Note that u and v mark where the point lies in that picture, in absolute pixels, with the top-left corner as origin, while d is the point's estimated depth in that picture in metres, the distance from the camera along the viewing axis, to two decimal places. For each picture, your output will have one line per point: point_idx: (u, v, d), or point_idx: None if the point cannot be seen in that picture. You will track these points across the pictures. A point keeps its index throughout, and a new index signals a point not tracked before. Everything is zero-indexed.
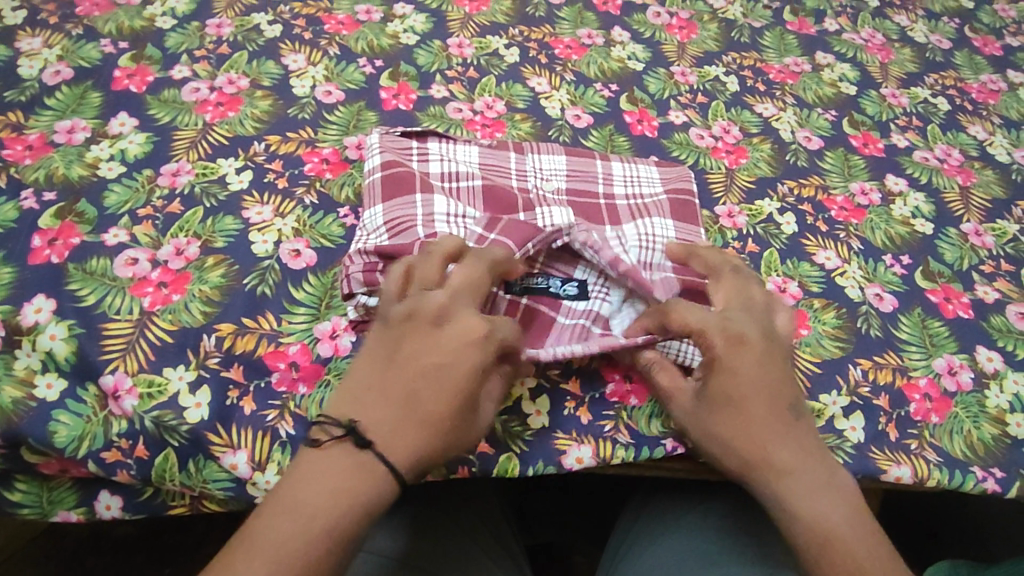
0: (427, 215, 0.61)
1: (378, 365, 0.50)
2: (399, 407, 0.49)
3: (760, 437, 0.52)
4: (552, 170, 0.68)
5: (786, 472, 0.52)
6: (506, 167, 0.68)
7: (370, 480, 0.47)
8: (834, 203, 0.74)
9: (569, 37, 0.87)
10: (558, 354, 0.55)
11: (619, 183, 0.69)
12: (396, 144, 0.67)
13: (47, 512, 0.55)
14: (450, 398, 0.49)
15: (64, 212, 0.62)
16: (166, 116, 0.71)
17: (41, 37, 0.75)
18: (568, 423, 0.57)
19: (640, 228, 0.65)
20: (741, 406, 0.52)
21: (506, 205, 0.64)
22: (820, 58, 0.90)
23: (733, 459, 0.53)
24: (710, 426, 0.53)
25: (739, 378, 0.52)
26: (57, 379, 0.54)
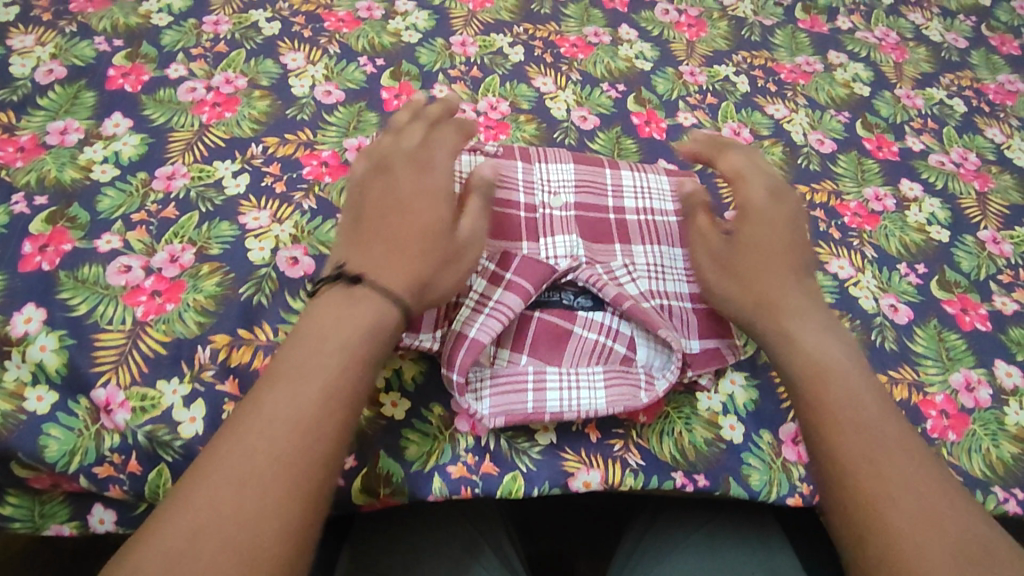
0: None
1: (364, 217, 0.53)
2: (379, 227, 0.52)
3: (764, 264, 0.56)
4: (559, 181, 0.66)
5: (799, 316, 0.54)
6: (512, 179, 0.65)
7: (369, 309, 0.47)
8: (847, 209, 0.73)
9: (575, 35, 0.85)
10: (579, 412, 0.54)
11: (629, 195, 0.67)
12: None
13: (39, 526, 0.54)
14: (429, 243, 0.51)
15: (55, 217, 0.60)
16: (161, 116, 0.69)
17: (34, 35, 0.74)
18: (576, 441, 0.55)
19: (648, 258, 0.63)
20: (753, 250, 0.57)
21: (510, 229, 0.62)
22: (832, 57, 0.88)
23: (745, 291, 0.55)
24: (730, 274, 0.56)
25: (767, 247, 0.57)
26: (47, 392, 0.53)
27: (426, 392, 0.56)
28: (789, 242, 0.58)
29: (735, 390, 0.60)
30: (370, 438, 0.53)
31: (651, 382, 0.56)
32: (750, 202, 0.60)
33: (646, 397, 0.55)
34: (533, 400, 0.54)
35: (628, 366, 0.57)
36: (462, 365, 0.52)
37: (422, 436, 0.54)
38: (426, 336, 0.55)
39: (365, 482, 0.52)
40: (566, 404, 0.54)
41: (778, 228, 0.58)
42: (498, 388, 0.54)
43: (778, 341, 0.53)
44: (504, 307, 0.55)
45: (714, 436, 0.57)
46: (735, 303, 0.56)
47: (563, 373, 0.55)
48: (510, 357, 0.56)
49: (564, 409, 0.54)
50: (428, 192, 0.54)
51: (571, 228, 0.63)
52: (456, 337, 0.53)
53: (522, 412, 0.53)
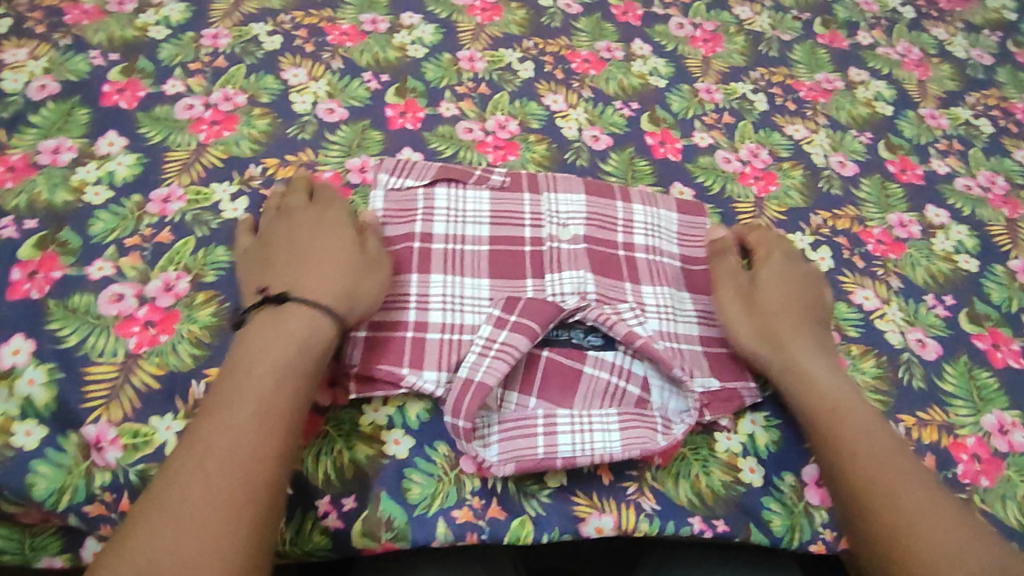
0: (420, 298, 0.57)
1: (268, 267, 0.54)
2: (284, 266, 0.53)
3: (793, 318, 0.57)
4: (569, 213, 0.63)
5: (813, 358, 0.55)
6: (518, 213, 0.63)
7: (296, 324, 0.49)
8: (870, 236, 0.70)
9: (587, 50, 0.82)
10: (593, 457, 0.51)
11: (639, 231, 0.64)
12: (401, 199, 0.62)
13: (29, 559, 0.51)
14: (335, 257, 0.53)
15: (46, 241, 0.58)
16: (157, 134, 0.66)
17: (27, 48, 0.71)
18: (588, 483, 0.52)
19: (659, 301, 0.60)
20: (789, 301, 0.58)
21: (515, 267, 0.60)
22: (853, 75, 0.85)
23: (763, 335, 0.56)
24: (751, 313, 0.57)
25: (788, 295, 0.58)
26: (36, 426, 0.50)
27: (430, 430, 0.53)
28: (818, 297, 0.60)
29: (756, 430, 0.56)
30: (369, 479, 0.51)
31: (669, 426, 0.54)
32: (761, 248, 0.61)
33: (664, 441, 0.53)
34: (543, 445, 0.51)
35: (643, 410, 0.55)
36: (468, 411, 0.50)
37: (425, 477, 0.51)
38: (429, 377, 0.53)
39: (364, 525, 0.49)
40: (579, 449, 0.51)
41: (804, 276, 0.60)
42: (507, 433, 0.52)
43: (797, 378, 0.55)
44: (511, 349, 0.52)
45: (732, 478, 0.54)
46: (750, 340, 0.56)
47: (575, 416, 0.53)
48: (519, 399, 0.53)
49: (576, 454, 0.51)
50: (318, 217, 0.56)
51: (580, 263, 0.60)
52: (462, 384, 0.51)
53: (532, 459, 0.50)
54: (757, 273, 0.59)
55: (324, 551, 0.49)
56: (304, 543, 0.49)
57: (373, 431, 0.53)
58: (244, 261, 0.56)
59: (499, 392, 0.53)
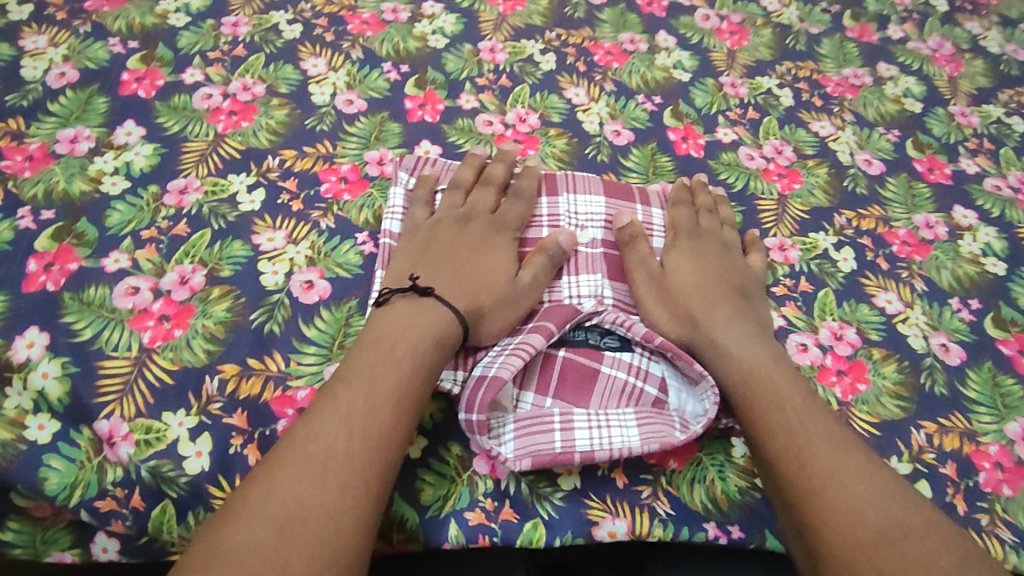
0: None
1: (427, 264, 0.57)
2: (438, 270, 0.57)
3: (703, 297, 0.58)
4: (587, 215, 0.63)
5: (732, 330, 0.56)
6: (536, 215, 0.63)
7: (434, 322, 0.51)
8: (896, 237, 0.68)
9: (610, 42, 0.80)
10: (612, 451, 0.51)
11: (658, 234, 0.64)
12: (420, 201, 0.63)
13: (40, 552, 0.51)
14: (496, 280, 0.56)
15: (62, 232, 0.58)
16: (175, 125, 0.66)
17: (46, 35, 0.71)
18: (601, 487, 0.52)
19: None
20: (701, 280, 0.60)
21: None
22: (882, 70, 0.83)
23: (679, 319, 0.57)
24: (663, 296, 0.58)
25: (697, 276, 0.60)
26: (49, 421, 0.50)
27: (444, 429, 0.53)
28: (742, 276, 0.61)
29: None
30: None
31: (687, 424, 0.53)
32: (681, 232, 0.63)
33: (683, 435, 0.52)
34: (561, 440, 0.51)
35: (660, 410, 0.54)
36: (482, 404, 0.50)
37: (438, 477, 0.51)
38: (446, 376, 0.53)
39: (377, 526, 0.49)
40: (597, 443, 0.51)
41: (721, 252, 0.62)
42: (524, 428, 0.51)
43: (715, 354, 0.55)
44: (526, 346, 0.52)
45: (748, 484, 0.53)
46: (669, 328, 0.57)
47: (592, 413, 0.52)
48: (535, 398, 0.53)
49: (595, 449, 0.51)
50: (486, 238, 0.60)
51: (596, 266, 0.60)
52: (474, 383, 0.50)
53: (550, 453, 0.50)
54: (663, 259, 0.61)
55: None
56: None
57: None
58: (405, 241, 0.59)
59: (515, 391, 0.53)
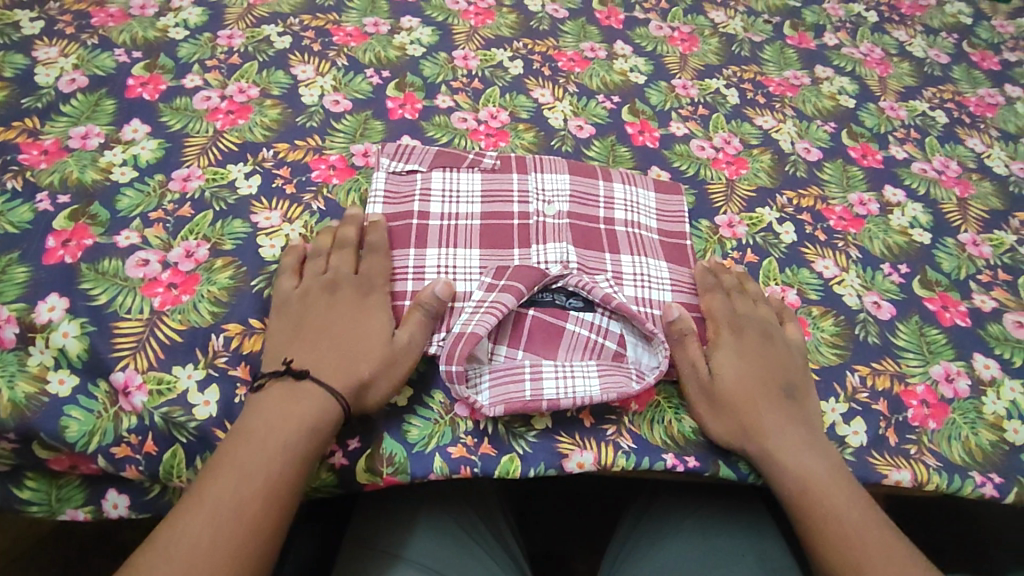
0: (418, 268, 0.63)
1: (299, 341, 0.56)
2: (310, 348, 0.56)
3: (753, 396, 0.58)
4: (554, 191, 0.69)
5: (784, 434, 0.56)
6: (507, 191, 0.69)
7: (308, 407, 0.52)
8: (832, 212, 0.76)
9: (572, 50, 0.89)
10: (575, 400, 0.56)
11: (619, 207, 0.70)
12: (400, 184, 0.68)
13: (55, 510, 0.56)
14: (370, 346, 0.56)
15: (78, 213, 0.64)
16: (178, 123, 0.73)
17: (57, 47, 0.78)
18: (571, 425, 0.58)
19: (636, 269, 0.66)
20: (750, 376, 0.59)
21: (503, 239, 0.66)
22: (819, 72, 0.92)
23: (732, 432, 0.57)
24: (717, 404, 0.58)
25: (748, 371, 0.59)
26: (69, 376, 0.55)
27: (427, 379, 0.59)
28: (787, 362, 0.60)
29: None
30: (372, 422, 0.56)
31: (642, 375, 0.59)
32: (723, 320, 0.62)
33: (637, 385, 0.58)
34: (530, 388, 0.56)
35: (619, 362, 0.60)
36: (460, 357, 0.55)
37: (423, 420, 0.56)
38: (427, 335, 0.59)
39: (367, 462, 0.55)
40: (562, 392, 0.57)
41: (763, 332, 0.61)
42: (498, 379, 0.57)
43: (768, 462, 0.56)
44: (500, 305, 0.58)
45: (701, 424, 0.59)
46: (723, 436, 0.57)
47: (559, 365, 0.58)
48: (508, 353, 0.59)
49: (560, 396, 0.56)
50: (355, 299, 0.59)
51: (562, 236, 0.67)
52: (455, 336, 0.56)
53: (520, 400, 0.56)
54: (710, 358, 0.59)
55: (330, 487, 0.55)
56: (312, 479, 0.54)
57: None
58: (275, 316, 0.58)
59: (490, 346, 0.59)
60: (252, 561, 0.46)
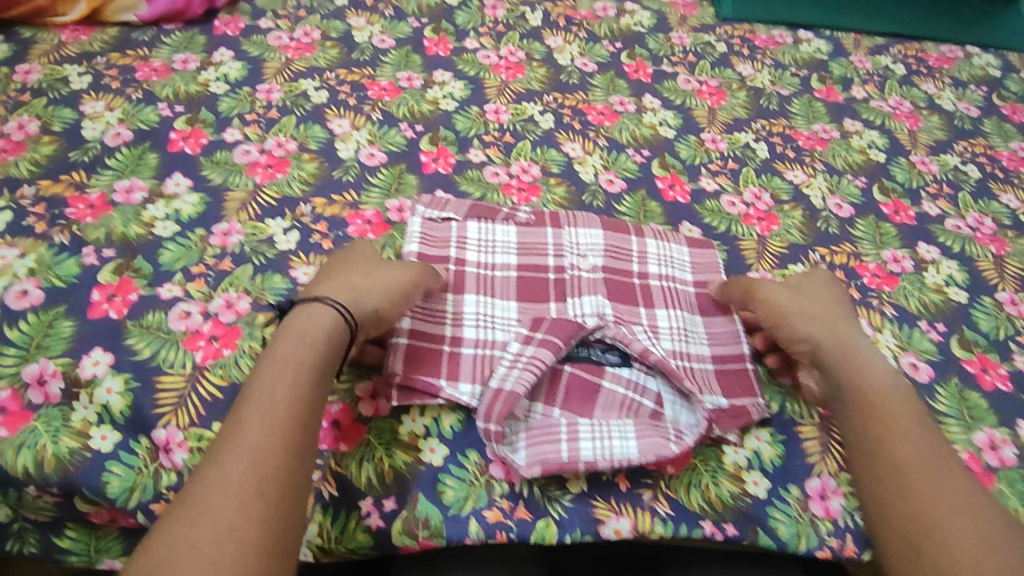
0: (456, 315, 0.63)
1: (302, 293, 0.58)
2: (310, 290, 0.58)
3: (833, 317, 0.61)
4: (588, 246, 0.70)
5: (863, 349, 0.59)
6: (542, 245, 0.70)
7: (316, 346, 0.52)
8: (866, 270, 0.75)
9: (602, 103, 0.90)
10: (612, 462, 0.56)
11: (653, 261, 0.70)
12: (436, 231, 0.69)
13: (94, 560, 0.56)
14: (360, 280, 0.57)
15: (122, 268, 0.65)
16: (218, 177, 0.74)
17: (103, 101, 0.81)
18: (607, 490, 0.57)
19: (673, 324, 0.66)
20: (830, 306, 0.62)
21: (539, 291, 0.67)
22: (848, 125, 0.92)
23: (812, 323, 0.60)
24: (801, 308, 0.61)
25: (828, 301, 0.63)
26: (111, 432, 0.56)
27: (463, 439, 0.59)
28: (852, 334, 0.60)
29: (761, 446, 0.61)
30: (409, 482, 0.56)
31: (680, 435, 0.58)
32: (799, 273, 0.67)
33: (676, 447, 0.57)
34: (567, 449, 0.56)
35: (657, 421, 0.59)
36: (499, 417, 0.55)
37: (458, 482, 0.56)
38: (464, 390, 0.59)
39: (404, 524, 0.54)
40: (599, 453, 0.56)
41: (822, 306, 0.62)
42: (535, 437, 0.57)
43: (845, 372, 0.58)
44: (538, 361, 0.58)
45: (740, 490, 0.58)
46: (802, 328, 0.60)
47: (595, 425, 0.58)
48: (545, 409, 0.59)
49: (597, 458, 0.56)
50: (347, 258, 0.61)
51: (598, 289, 0.67)
52: (493, 394, 0.56)
53: (557, 461, 0.55)
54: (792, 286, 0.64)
55: (367, 549, 0.54)
56: (349, 540, 0.54)
57: (412, 439, 0.58)
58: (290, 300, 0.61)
59: (527, 404, 0.59)
60: (282, 494, 0.45)
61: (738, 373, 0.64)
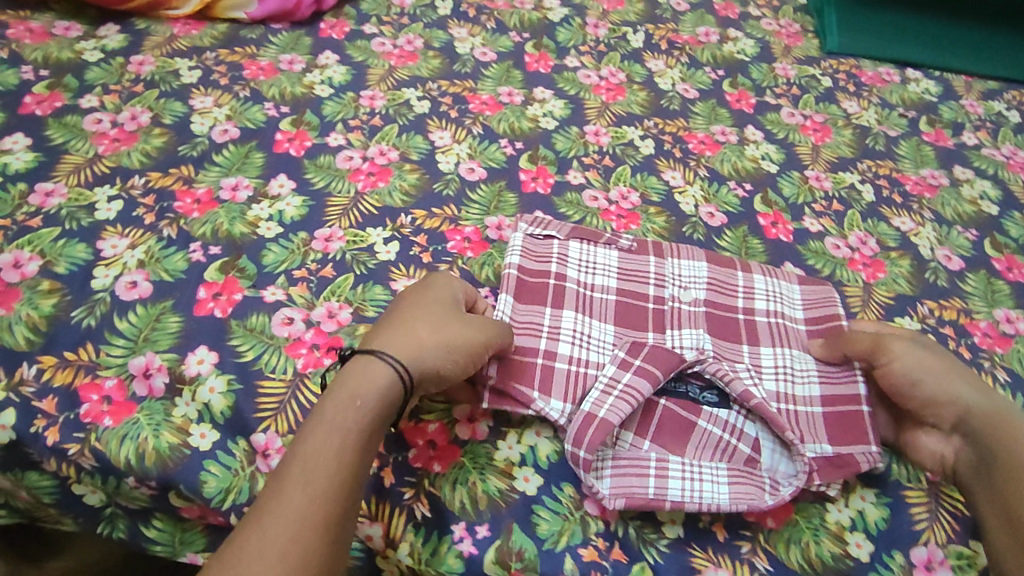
0: (553, 328, 0.62)
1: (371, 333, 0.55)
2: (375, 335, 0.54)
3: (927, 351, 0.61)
4: (690, 277, 0.68)
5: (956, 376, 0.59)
6: (644, 273, 0.68)
7: (371, 398, 0.49)
8: (977, 328, 0.72)
9: (703, 132, 0.88)
10: (701, 505, 0.54)
11: (761, 297, 0.68)
12: (537, 246, 0.68)
13: (176, 552, 0.58)
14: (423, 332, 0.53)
15: (227, 266, 0.66)
16: (321, 181, 0.75)
17: (212, 97, 0.82)
18: (704, 538, 0.55)
19: (777, 363, 0.63)
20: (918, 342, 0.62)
21: (638, 320, 0.65)
22: (959, 173, 0.89)
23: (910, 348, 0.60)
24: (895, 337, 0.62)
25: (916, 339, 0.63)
26: (210, 431, 0.56)
27: (557, 471, 0.57)
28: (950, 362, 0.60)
29: (866, 506, 0.59)
30: (501, 510, 0.55)
31: (776, 487, 0.56)
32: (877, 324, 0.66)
33: (771, 499, 0.55)
34: (655, 486, 0.55)
35: (751, 468, 0.58)
36: (590, 444, 0.54)
37: (553, 515, 0.55)
38: (555, 406, 0.58)
39: (496, 554, 0.53)
40: (688, 495, 0.55)
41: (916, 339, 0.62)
42: (620, 468, 0.56)
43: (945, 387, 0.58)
44: (634, 391, 0.57)
45: (841, 551, 0.56)
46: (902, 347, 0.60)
47: (687, 465, 0.56)
48: (635, 442, 0.58)
49: (686, 500, 0.54)
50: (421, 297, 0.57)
51: (698, 322, 0.65)
52: (587, 416, 0.55)
53: (644, 497, 0.54)
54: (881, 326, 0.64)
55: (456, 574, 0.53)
56: (439, 563, 0.53)
57: (506, 466, 0.57)
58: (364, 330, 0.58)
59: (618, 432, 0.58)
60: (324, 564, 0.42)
61: (851, 416, 0.61)
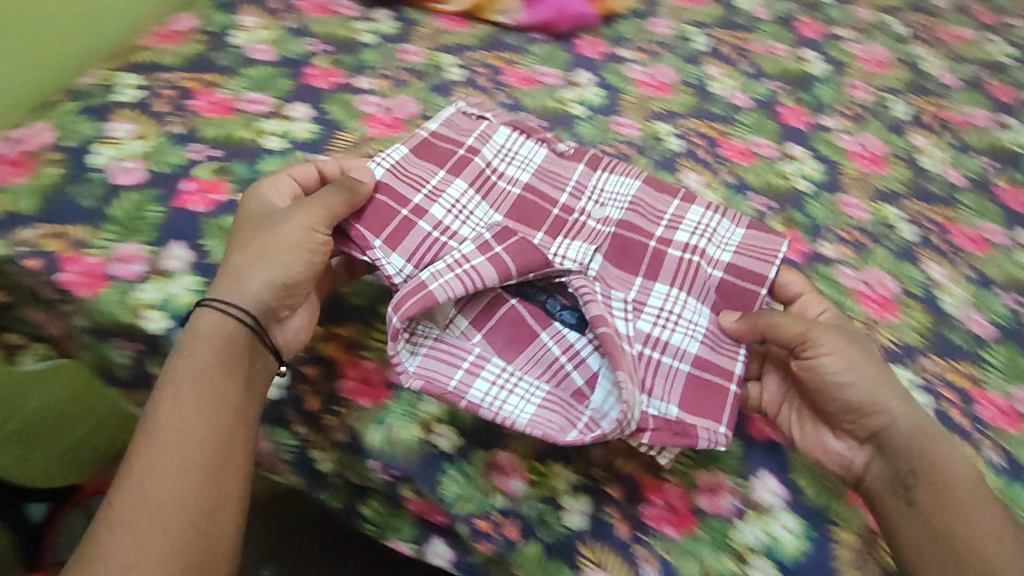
0: (434, 189, 0.58)
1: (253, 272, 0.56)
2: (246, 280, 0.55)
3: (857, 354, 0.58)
4: (612, 195, 0.62)
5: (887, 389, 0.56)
6: (564, 177, 0.62)
7: (194, 342, 0.51)
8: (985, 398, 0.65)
9: (741, 142, 0.84)
10: (497, 414, 0.50)
11: (684, 229, 0.60)
12: (461, 122, 0.63)
13: None
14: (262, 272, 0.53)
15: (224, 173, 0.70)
16: (336, 112, 0.78)
17: (266, 27, 0.87)
18: (602, 530, 0.54)
19: (664, 304, 0.57)
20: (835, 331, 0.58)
21: (532, 217, 0.59)
22: (1018, 236, 0.81)
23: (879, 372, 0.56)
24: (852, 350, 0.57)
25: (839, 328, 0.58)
26: (159, 317, 0.60)
27: (473, 435, 0.56)
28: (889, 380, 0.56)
29: (783, 535, 0.54)
30: (407, 456, 0.56)
31: (591, 424, 0.50)
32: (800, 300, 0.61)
33: (574, 435, 0.50)
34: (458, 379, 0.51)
35: (577, 401, 0.54)
36: (406, 312, 0.50)
37: (459, 473, 0.55)
38: (393, 262, 0.54)
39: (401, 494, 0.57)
40: (488, 399, 0.51)
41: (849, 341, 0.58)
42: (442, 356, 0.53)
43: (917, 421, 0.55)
44: (475, 277, 0.53)
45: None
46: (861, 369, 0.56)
47: (503, 372, 0.53)
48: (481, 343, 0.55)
49: (483, 403, 0.51)
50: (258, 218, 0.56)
51: (598, 241, 0.59)
52: (416, 287, 0.51)
53: (441, 386, 0.51)
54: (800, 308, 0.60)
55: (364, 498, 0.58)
56: None
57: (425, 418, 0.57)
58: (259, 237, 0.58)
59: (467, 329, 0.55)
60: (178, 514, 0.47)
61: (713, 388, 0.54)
